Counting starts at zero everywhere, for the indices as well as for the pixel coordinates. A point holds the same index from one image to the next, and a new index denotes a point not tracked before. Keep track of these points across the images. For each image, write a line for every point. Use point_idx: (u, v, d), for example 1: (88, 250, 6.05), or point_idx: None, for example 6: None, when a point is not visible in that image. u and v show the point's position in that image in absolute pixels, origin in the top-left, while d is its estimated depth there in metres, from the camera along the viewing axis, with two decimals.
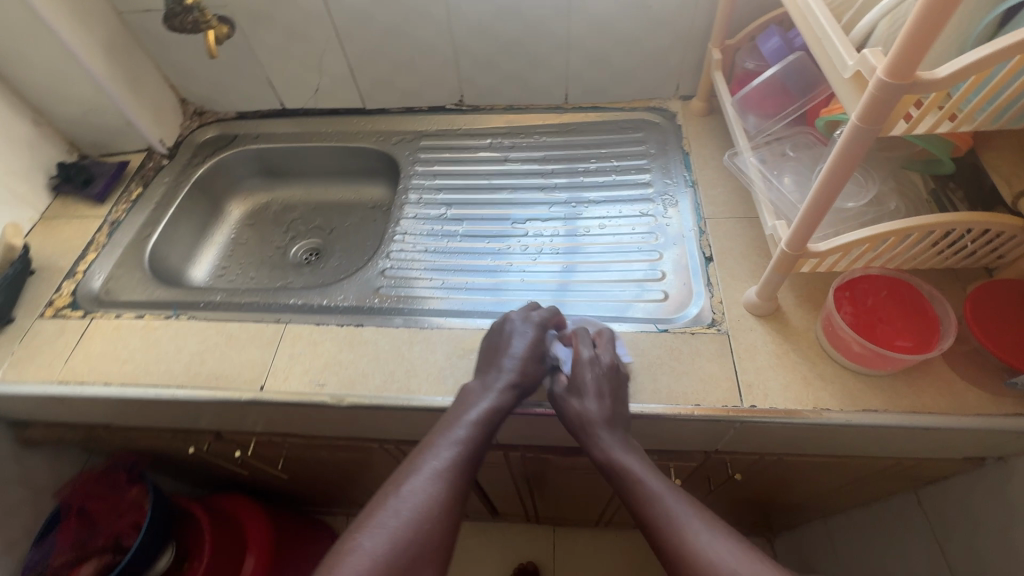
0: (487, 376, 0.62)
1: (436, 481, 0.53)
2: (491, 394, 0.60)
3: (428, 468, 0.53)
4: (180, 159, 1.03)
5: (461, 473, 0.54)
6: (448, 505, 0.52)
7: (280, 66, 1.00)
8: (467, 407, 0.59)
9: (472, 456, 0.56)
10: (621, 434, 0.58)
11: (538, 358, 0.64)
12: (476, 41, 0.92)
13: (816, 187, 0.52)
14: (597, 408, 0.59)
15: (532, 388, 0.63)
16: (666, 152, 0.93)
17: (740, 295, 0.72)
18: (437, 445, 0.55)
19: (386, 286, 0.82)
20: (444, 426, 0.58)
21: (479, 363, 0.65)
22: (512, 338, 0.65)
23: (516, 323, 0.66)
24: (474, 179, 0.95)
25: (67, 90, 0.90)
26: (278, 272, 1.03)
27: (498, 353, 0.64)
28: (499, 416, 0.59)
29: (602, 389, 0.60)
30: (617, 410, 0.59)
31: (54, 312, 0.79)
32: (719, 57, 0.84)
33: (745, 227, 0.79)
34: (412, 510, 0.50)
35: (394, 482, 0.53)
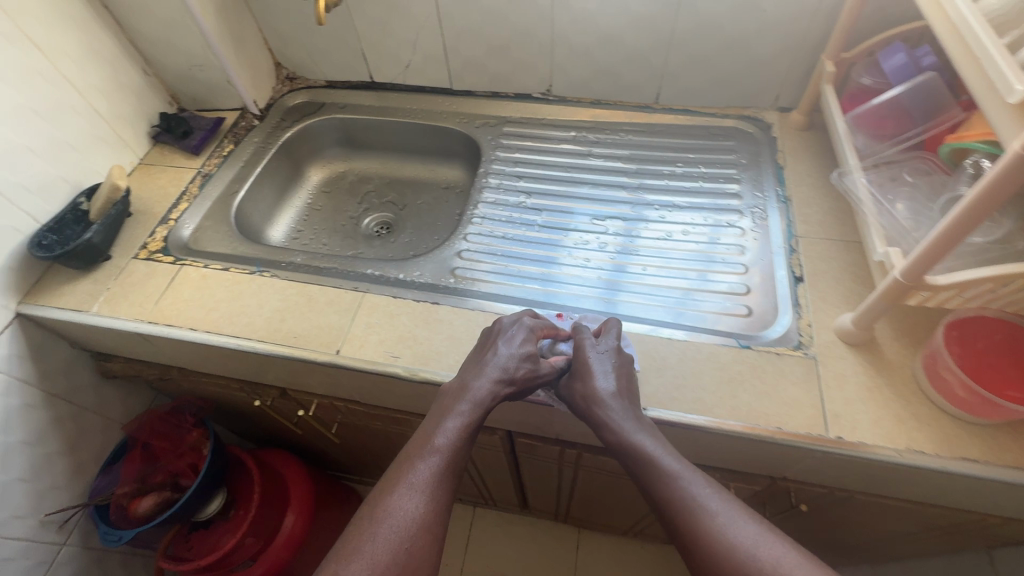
0: (466, 376, 0.61)
1: (421, 496, 0.52)
2: (468, 394, 0.59)
3: (410, 483, 0.52)
4: (270, 121, 1.06)
5: (443, 483, 0.53)
6: (433, 520, 0.51)
7: (376, 39, 1.01)
8: (443, 413, 0.58)
9: (454, 463, 0.55)
10: (625, 406, 0.59)
11: (529, 358, 0.62)
12: (575, 31, 0.91)
13: (952, 218, 0.49)
14: (604, 384, 0.60)
15: (522, 387, 0.62)
16: (759, 164, 0.90)
17: (831, 321, 0.69)
18: (418, 457, 0.54)
19: (462, 268, 0.82)
20: (423, 436, 0.57)
21: (468, 361, 0.64)
22: (497, 339, 0.64)
23: (506, 325, 0.65)
24: (556, 170, 0.94)
25: (177, 43, 0.93)
26: (349, 241, 1.04)
27: (486, 350, 0.63)
28: (484, 412, 0.59)
29: (608, 370, 0.62)
30: (625, 389, 0.61)
31: (147, 255, 0.83)
32: (832, 70, 0.80)
33: (840, 250, 0.76)
34: (396, 530, 0.49)
35: (374, 504, 0.52)
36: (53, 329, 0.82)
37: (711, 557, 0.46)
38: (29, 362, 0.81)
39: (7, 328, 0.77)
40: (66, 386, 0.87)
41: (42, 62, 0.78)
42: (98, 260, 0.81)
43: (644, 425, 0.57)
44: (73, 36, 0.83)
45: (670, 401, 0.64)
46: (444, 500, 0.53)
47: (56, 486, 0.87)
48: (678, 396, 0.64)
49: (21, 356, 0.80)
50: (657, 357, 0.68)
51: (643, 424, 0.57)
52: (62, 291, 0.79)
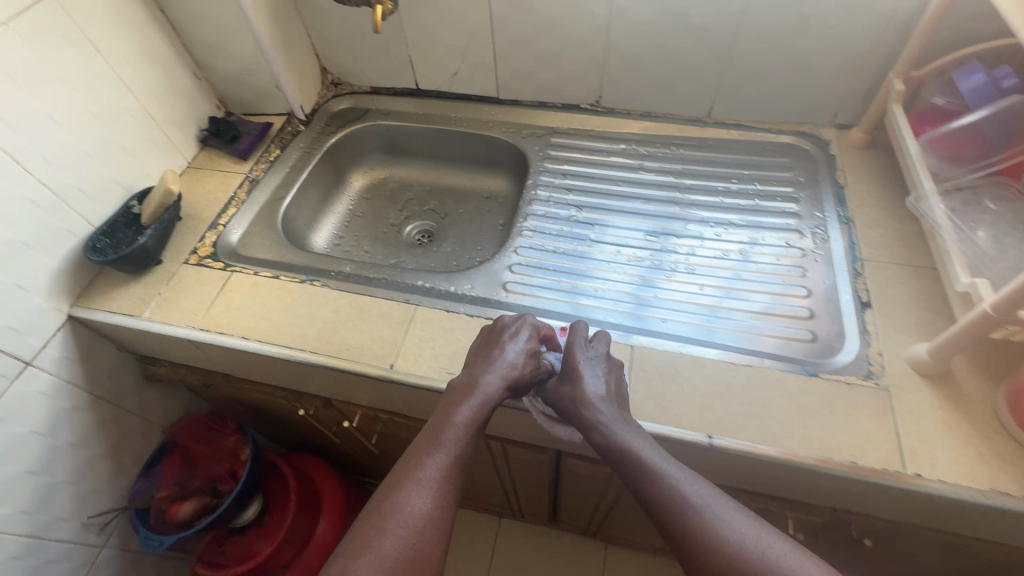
0: (472, 373, 0.61)
1: (430, 491, 0.51)
2: (477, 391, 0.59)
3: (418, 477, 0.51)
4: (315, 127, 1.06)
5: (452, 479, 0.52)
6: (440, 517, 0.50)
7: (425, 47, 1.00)
8: (451, 408, 0.58)
9: (461, 459, 0.54)
10: (616, 409, 0.59)
11: (534, 355, 0.65)
12: (631, 43, 0.89)
13: None
14: (595, 387, 0.60)
15: (525, 384, 0.64)
16: (817, 182, 0.87)
17: (903, 350, 0.66)
18: (426, 453, 0.53)
19: (514, 282, 0.80)
20: (431, 430, 0.56)
21: (472, 360, 0.65)
22: (502, 335, 0.66)
23: (511, 324, 0.67)
24: (607, 184, 0.93)
25: (230, 48, 0.93)
26: (391, 249, 1.04)
27: (493, 347, 0.64)
28: (490, 408, 0.59)
29: (600, 375, 0.62)
30: (617, 394, 0.61)
31: (197, 260, 0.83)
32: (902, 89, 0.77)
33: (909, 276, 0.73)
34: (404, 526, 0.48)
35: (379, 499, 0.50)
36: (103, 332, 0.82)
37: (709, 550, 0.44)
38: (78, 364, 0.80)
39: (59, 331, 0.77)
40: (111, 389, 0.87)
41: (101, 66, 0.79)
42: (149, 265, 0.81)
43: (635, 427, 0.57)
44: (130, 39, 0.83)
45: (736, 429, 0.62)
46: (451, 497, 0.52)
47: (98, 489, 0.87)
48: (745, 423, 0.62)
49: (71, 359, 0.79)
50: (721, 382, 0.66)
51: (633, 426, 0.57)
52: (114, 295, 0.79)
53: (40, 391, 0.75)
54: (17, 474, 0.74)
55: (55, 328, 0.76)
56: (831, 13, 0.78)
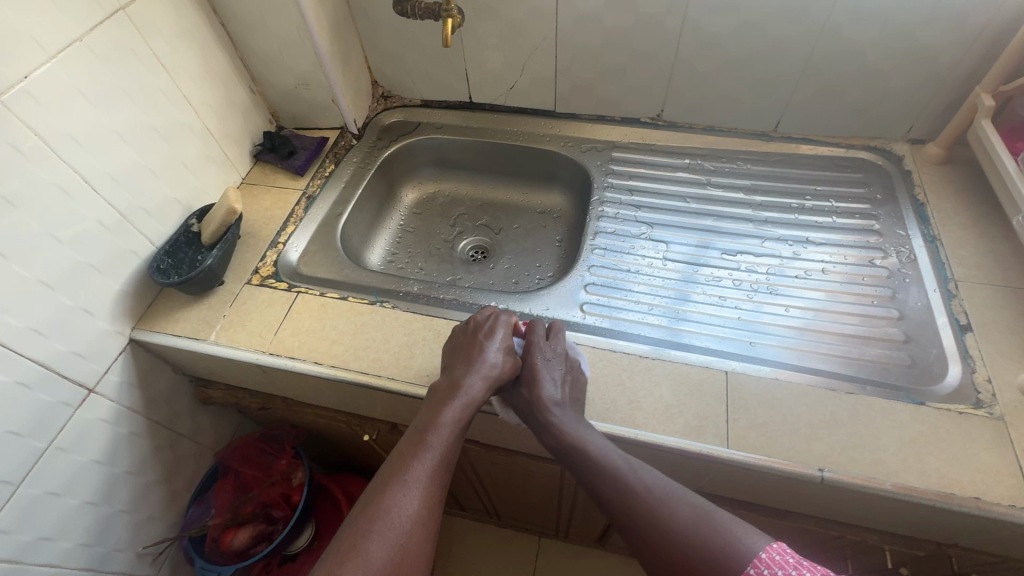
0: (455, 373, 0.60)
1: (418, 494, 0.49)
2: (462, 392, 0.58)
3: (406, 480, 0.50)
4: (367, 141, 1.04)
5: (439, 482, 0.51)
6: (428, 520, 0.49)
7: (483, 61, 0.99)
8: (437, 408, 0.57)
9: (446, 461, 0.53)
10: (572, 411, 0.61)
11: (510, 352, 0.64)
12: (701, 58, 0.88)
13: None
14: (552, 389, 0.62)
15: (502, 384, 0.63)
16: (895, 200, 0.85)
17: (1013, 376, 0.64)
18: (412, 455, 0.52)
19: (590, 303, 0.78)
20: (416, 432, 0.54)
21: (451, 359, 0.63)
22: (478, 333, 0.65)
23: (485, 321, 0.66)
24: (676, 201, 0.91)
25: (289, 62, 0.91)
26: (446, 265, 1.01)
27: (472, 348, 0.63)
28: (472, 410, 0.58)
29: (558, 379, 0.63)
30: (574, 395, 0.63)
31: (260, 280, 0.80)
32: (992, 104, 0.75)
33: (1007, 297, 0.70)
34: (392, 530, 0.47)
35: (366, 502, 0.49)
36: (161, 355, 0.79)
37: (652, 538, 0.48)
38: (138, 389, 0.77)
39: (121, 355, 0.74)
40: (167, 413, 0.83)
41: (167, 82, 0.76)
42: (212, 286, 0.78)
43: (587, 425, 0.59)
44: (193, 53, 0.80)
45: (848, 461, 0.59)
46: (437, 500, 0.51)
47: (152, 517, 0.84)
48: (856, 455, 0.59)
49: (131, 384, 0.76)
50: (822, 412, 0.63)
51: (586, 425, 0.59)
52: (177, 317, 0.76)
53: (102, 418, 0.72)
54: (78, 506, 0.71)
55: (118, 352, 0.73)
56: (917, 28, 0.77)
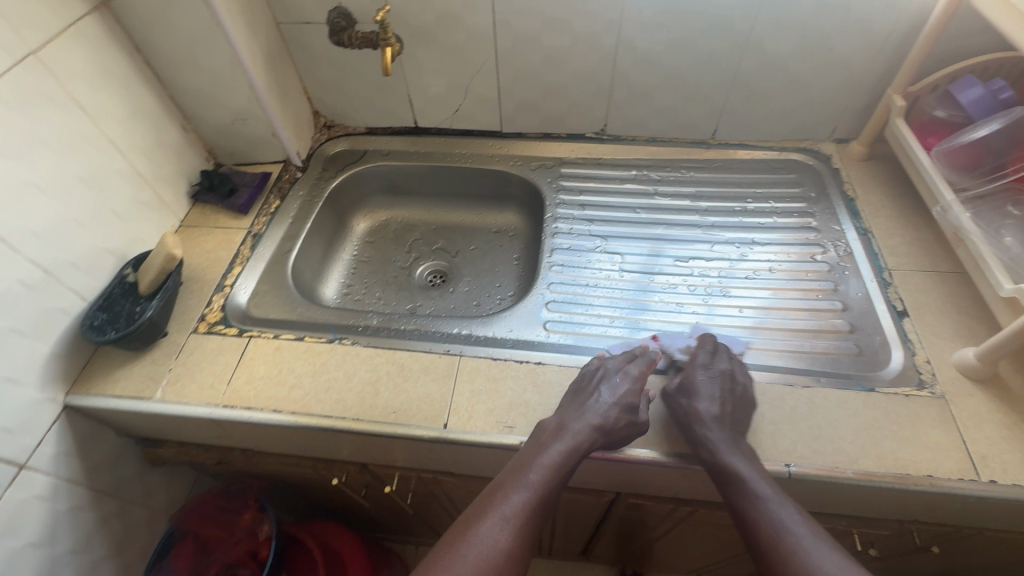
0: (571, 411, 0.62)
1: (508, 528, 0.54)
2: (567, 436, 0.59)
3: (500, 513, 0.55)
4: (313, 172, 1.01)
5: (531, 520, 0.55)
6: (518, 550, 0.53)
7: (426, 86, 0.98)
8: (539, 448, 0.59)
9: (543, 502, 0.56)
10: (728, 430, 0.60)
11: (629, 407, 0.62)
12: (638, 73, 0.91)
13: None
14: (709, 404, 0.62)
15: (617, 437, 0.61)
16: (828, 197, 0.90)
17: (949, 356, 0.68)
18: (511, 490, 0.56)
19: (553, 321, 0.78)
20: (516, 468, 0.58)
21: (567, 399, 0.65)
22: (598, 381, 0.65)
23: (610, 370, 0.66)
24: (626, 213, 0.93)
25: (223, 97, 0.88)
26: (404, 293, 0.99)
27: (586, 395, 0.63)
28: (578, 455, 0.59)
29: (715, 393, 0.63)
30: (732, 414, 0.62)
31: (207, 328, 0.76)
32: (903, 104, 0.81)
33: (936, 282, 0.76)
34: (482, 557, 0.52)
35: (464, 527, 0.55)
36: (102, 418, 0.73)
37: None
38: (78, 459, 0.71)
39: (55, 424, 0.68)
40: (114, 480, 0.77)
41: (90, 128, 0.72)
42: (154, 338, 0.74)
43: (742, 449, 0.59)
44: (116, 96, 0.76)
45: (812, 454, 0.61)
46: (529, 532, 0.55)
47: None
48: (819, 446, 0.62)
49: (70, 454, 0.70)
50: (783, 408, 0.65)
51: (740, 448, 0.59)
52: (116, 377, 0.71)
53: (37, 496, 0.66)
54: None
55: (51, 421, 0.68)
56: (830, 37, 0.82)
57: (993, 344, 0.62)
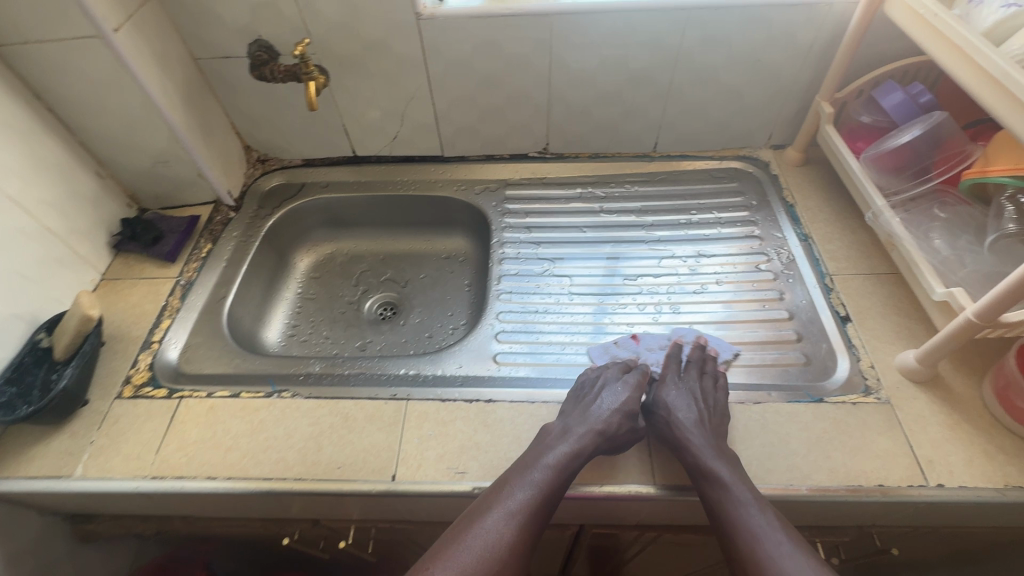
0: (573, 417, 0.64)
1: (511, 523, 0.55)
2: (571, 438, 0.61)
3: (504, 508, 0.56)
4: (248, 211, 0.97)
5: (535, 514, 0.57)
6: (520, 543, 0.55)
7: (360, 114, 0.95)
8: (545, 447, 0.60)
9: (547, 499, 0.58)
10: (709, 434, 0.61)
11: (629, 415, 0.64)
12: (573, 91, 0.90)
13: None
14: (686, 414, 0.64)
15: (618, 444, 0.63)
16: (768, 204, 0.92)
17: (892, 359, 0.69)
18: (516, 484, 0.58)
19: (503, 353, 0.76)
20: (520, 465, 0.59)
21: (565, 406, 0.66)
22: (600, 389, 0.67)
23: (610, 379, 0.69)
24: (572, 233, 0.92)
25: (140, 140, 0.82)
26: (353, 330, 0.96)
27: (587, 401, 0.65)
28: (582, 460, 0.59)
29: (690, 404, 0.65)
30: (711, 421, 0.63)
31: (133, 391, 0.71)
32: (831, 111, 0.83)
33: (875, 285, 0.77)
34: (485, 548, 0.54)
35: (469, 520, 0.56)
36: (20, 502, 0.67)
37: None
38: None
39: None
40: (38, 565, 0.71)
41: None
42: (74, 408, 0.68)
43: (723, 451, 0.60)
44: (15, 148, 0.70)
45: (766, 473, 0.61)
46: (533, 526, 0.56)
47: None
48: (773, 466, 0.61)
49: None
50: (735, 428, 0.65)
51: (721, 451, 0.60)
52: (29, 456, 0.65)
53: None
54: None
55: None
56: (757, 48, 0.83)
57: (931, 347, 0.63)
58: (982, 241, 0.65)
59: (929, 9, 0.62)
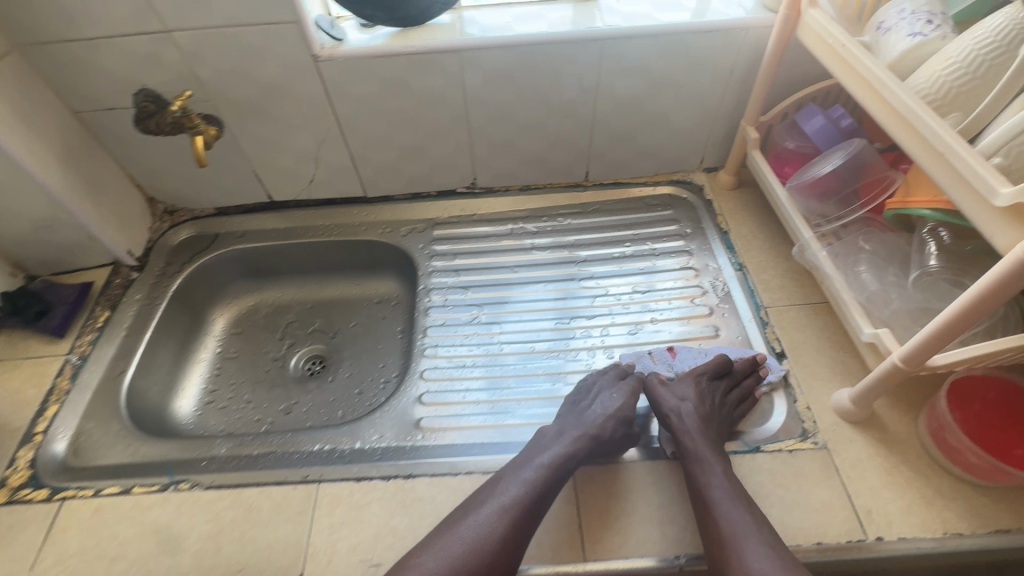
0: (569, 420, 0.65)
1: (503, 518, 0.56)
2: (565, 440, 0.63)
3: (498, 503, 0.57)
4: (152, 270, 0.89)
5: (527, 511, 0.57)
6: (513, 538, 0.55)
7: (270, 160, 0.89)
8: (540, 449, 0.62)
9: (538, 498, 0.58)
10: (706, 438, 0.62)
11: (625, 420, 0.65)
12: (494, 125, 0.86)
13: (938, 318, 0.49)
14: (694, 406, 0.65)
15: (612, 446, 0.64)
16: (702, 231, 0.89)
17: (828, 398, 0.66)
18: (508, 481, 0.59)
19: (427, 417, 0.71)
20: (516, 464, 0.61)
21: (564, 412, 0.68)
22: (596, 389, 0.69)
23: (604, 386, 0.69)
24: (502, 274, 0.88)
25: (14, 207, 0.75)
26: (278, 390, 0.89)
27: (584, 406, 0.67)
28: (574, 461, 0.61)
29: (698, 411, 0.64)
30: (712, 430, 0.63)
31: (9, 496, 0.64)
32: (756, 136, 0.81)
33: (810, 316, 0.75)
34: (474, 540, 0.54)
35: (461, 514, 0.57)
36: None
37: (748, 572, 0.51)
38: None
39: None
40: None
41: None
42: None
43: (718, 455, 0.60)
44: None
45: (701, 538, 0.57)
46: (526, 522, 0.56)
47: None
48: None
49: None
50: (668, 489, 0.62)
51: (714, 444, 0.62)
52: None
53: None
54: None
55: None
56: (676, 75, 0.80)
57: (861, 389, 0.61)
58: (906, 276, 0.63)
59: (836, 39, 0.60)
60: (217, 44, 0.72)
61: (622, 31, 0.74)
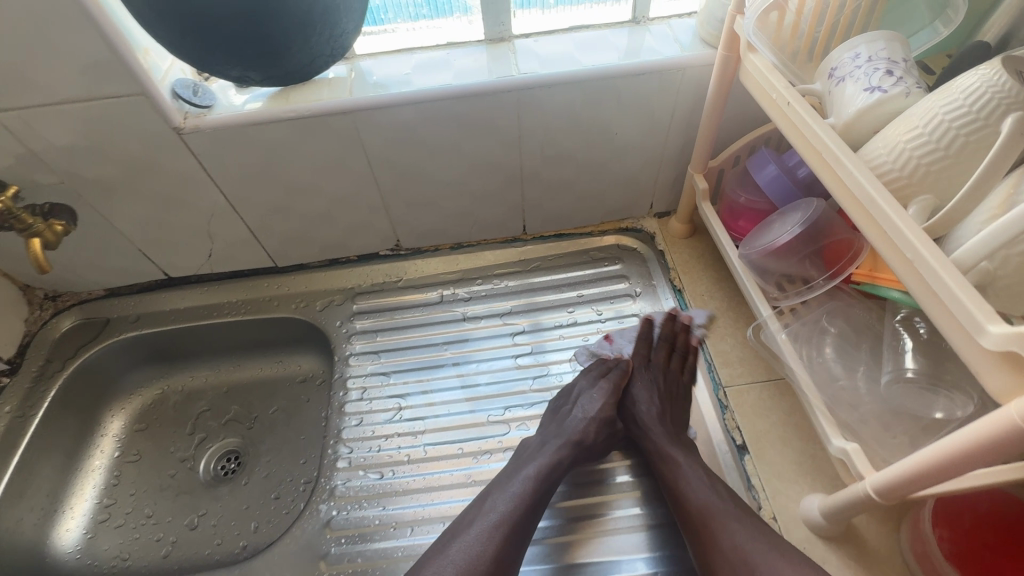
0: (551, 429, 0.64)
1: (496, 534, 0.53)
2: (548, 449, 0.61)
3: (487, 521, 0.54)
4: (27, 371, 0.77)
5: (518, 521, 0.54)
6: (505, 556, 0.52)
7: (155, 238, 0.77)
8: (524, 463, 0.60)
9: (529, 513, 0.56)
10: (663, 425, 0.63)
11: (606, 421, 0.64)
12: (409, 186, 0.75)
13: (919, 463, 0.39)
14: (647, 408, 0.64)
15: (597, 449, 0.63)
16: (653, 289, 0.79)
17: (797, 505, 0.57)
18: (498, 498, 0.56)
19: (335, 550, 0.62)
20: (503, 480, 0.59)
21: (545, 420, 0.66)
22: (575, 395, 0.67)
23: (583, 387, 0.68)
24: (432, 352, 0.77)
25: None
26: (184, 501, 0.78)
27: (563, 412, 0.65)
28: (560, 471, 0.60)
29: (651, 396, 0.66)
30: (669, 413, 0.64)
31: None
32: (704, 185, 0.71)
33: (774, 396, 0.65)
34: (467, 561, 0.51)
35: (449, 539, 0.54)
36: None
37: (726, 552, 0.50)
38: None
39: None
40: None
41: None
42: None
43: (679, 439, 0.61)
44: None
45: None
46: (518, 539, 0.54)
47: None
48: None
49: None
50: None
51: (676, 437, 0.61)
52: None
53: None
54: None
55: None
56: (609, 121, 0.70)
57: (831, 505, 0.51)
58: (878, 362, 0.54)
59: (779, 94, 0.49)
60: (53, 123, 0.60)
61: (540, 78, 0.64)
